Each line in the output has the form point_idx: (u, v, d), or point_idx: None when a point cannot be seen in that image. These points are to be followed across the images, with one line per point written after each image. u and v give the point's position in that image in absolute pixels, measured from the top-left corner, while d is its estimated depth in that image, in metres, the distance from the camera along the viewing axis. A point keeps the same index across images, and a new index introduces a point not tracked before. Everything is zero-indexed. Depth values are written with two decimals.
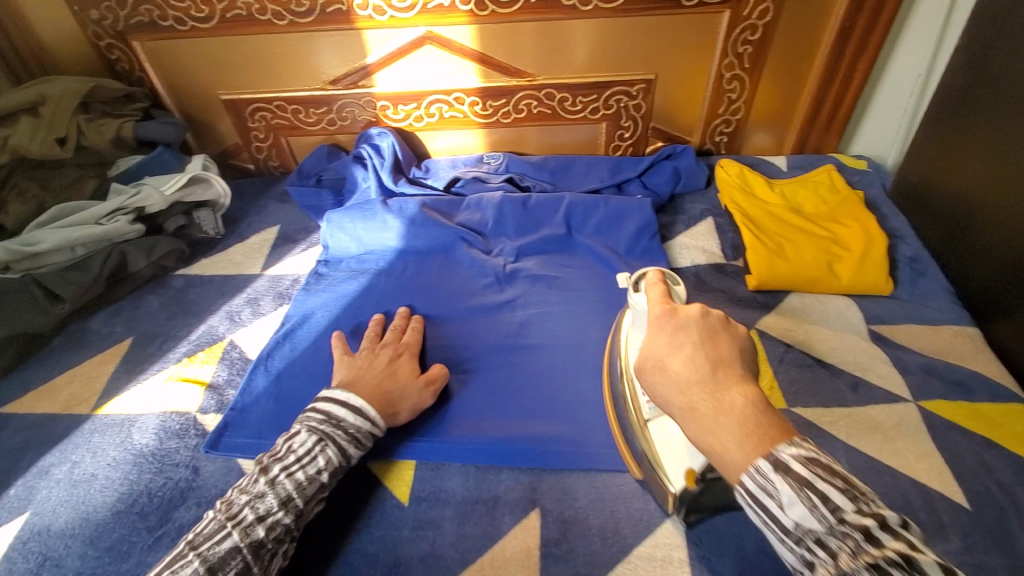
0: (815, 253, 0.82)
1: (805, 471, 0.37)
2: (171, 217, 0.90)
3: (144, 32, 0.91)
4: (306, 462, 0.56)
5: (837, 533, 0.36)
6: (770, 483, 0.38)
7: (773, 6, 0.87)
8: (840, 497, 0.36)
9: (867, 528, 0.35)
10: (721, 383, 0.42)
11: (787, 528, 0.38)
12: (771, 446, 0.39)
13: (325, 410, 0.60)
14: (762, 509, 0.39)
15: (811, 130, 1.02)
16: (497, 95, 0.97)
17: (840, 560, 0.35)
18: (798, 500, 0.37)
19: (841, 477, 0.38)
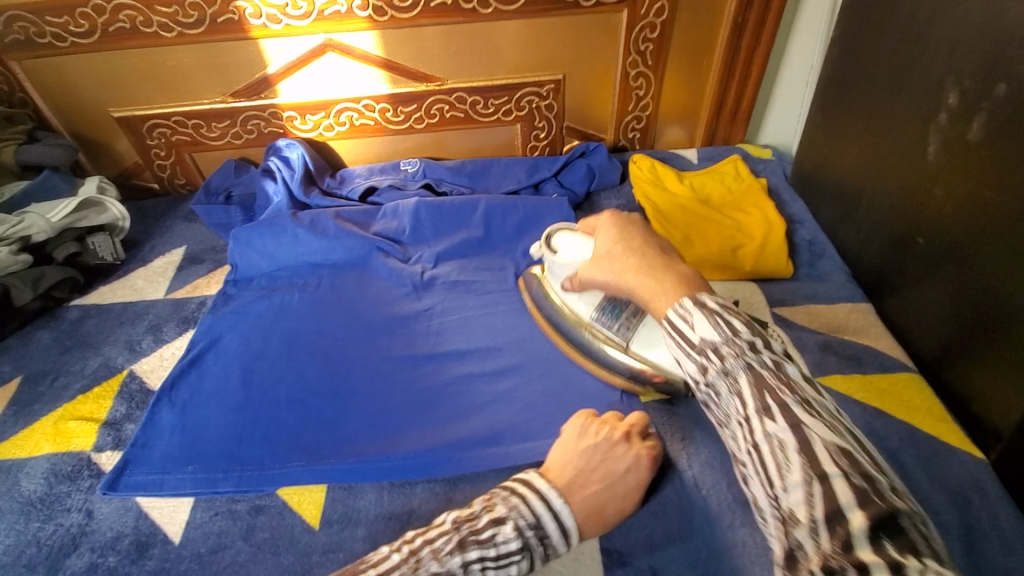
0: (719, 242, 0.85)
1: (716, 307, 0.48)
2: (61, 245, 0.84)
3: (20, 50, 0.85)
4: (501, 561, 0.49)
5: (732, 343, 0.45)
6: (689, 312, 0.48)
7: (668, 5, 0.90)
8: (741, 324, 0.46)
9: (755, 343, 0.45)
10: (672, 262, 0.55)
11: (694, 344, 0.47)
12: (693, 293, 0.50)
13: (538, 514, 0.51)
14: (676, 332, 0.49)
15: (718, 123, 1.06)
16: (407, 101, 0.96)
17: (727, 362, 0.45)
18: (709, 323, 0.47)
19: (744, 316, 0.48)
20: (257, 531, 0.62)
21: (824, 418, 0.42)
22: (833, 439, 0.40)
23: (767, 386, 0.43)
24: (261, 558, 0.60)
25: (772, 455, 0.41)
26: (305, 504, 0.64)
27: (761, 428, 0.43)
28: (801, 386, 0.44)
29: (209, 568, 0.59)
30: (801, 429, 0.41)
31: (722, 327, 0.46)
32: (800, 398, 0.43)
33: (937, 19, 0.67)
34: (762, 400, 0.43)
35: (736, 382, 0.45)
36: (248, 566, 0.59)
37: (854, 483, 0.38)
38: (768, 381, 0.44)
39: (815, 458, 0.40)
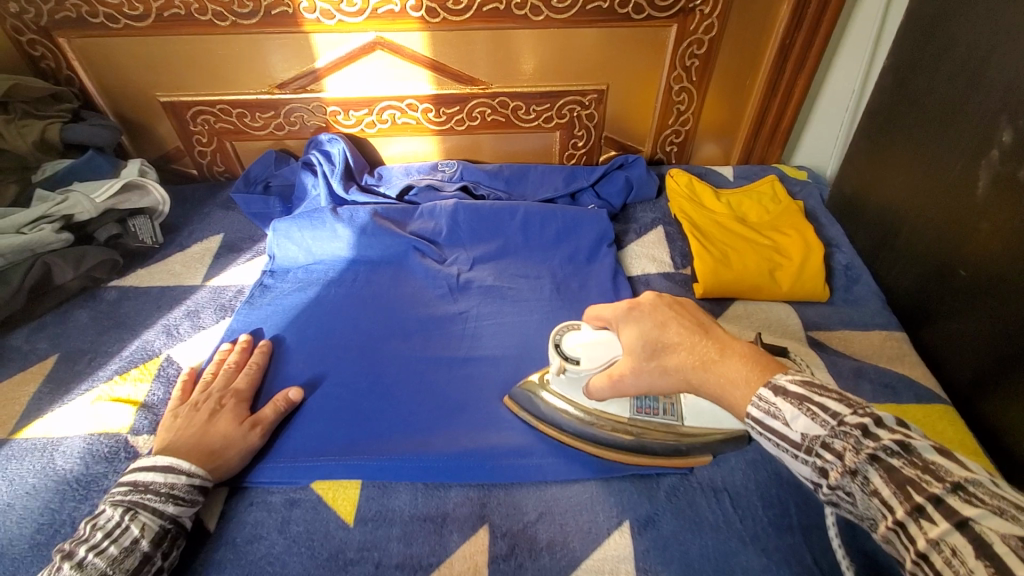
0: (757, 262, 0.85)
1: (802, 391, 0.44)
2: (103, 226, 0.85)
3: (71, 29, 0.85)
4: (119, 535, 0.54)
5: (841, 434, 0.41)
6: (774, 404, 0.44)
7: (717, 23, 0.90)
8: (837, 404, 0.42)
9: (863, 426, 0.40)
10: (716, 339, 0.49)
11: (798, 441, 0.43)
12: (769, 376, 0.46)
13: (132, 480, 0.58)
14: (771, 430, 0.44)
15: (756, 142, 1.06)
16: (450, 102, 0.96)
17: (845, 458, 0.40)
18: (800, 412, 0.43)
19: (835, 392, 0.44)
20: (292, 524, 0.62)
21: (986, 502, 0.34)
22: (1013, 531, 0.32)
23: (903, 477, 0.37)
24: (295, 551, 0.60)
25: (947, 566, 0.34)
26: (340, 499, 0.65)
27: (918, 533, 0.36)
28: (939, 464, 0.37)
29: (244, 558, 0.59)
30: (968, 526, 0.34)
31: (821, 416, 0.42)
32: (947, 482, 0.36)
33: (996, 55, 0.67)
34: (906, 497, 0.37)
35: (867, 480, 0.39)
36: (282, 558, 0.60)
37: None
38: (901, 471, 0.38)
39: (1001, 563, 0.32)
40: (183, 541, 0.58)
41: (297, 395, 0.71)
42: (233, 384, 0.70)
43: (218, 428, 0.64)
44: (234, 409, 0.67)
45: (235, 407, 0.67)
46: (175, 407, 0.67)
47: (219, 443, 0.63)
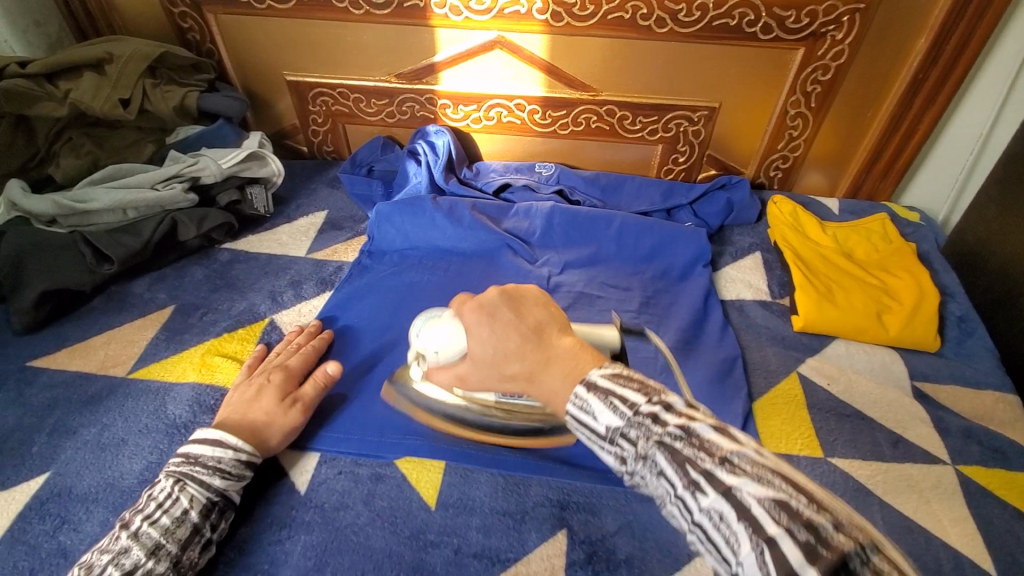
0: (865, 301, 0.81)
1: (610, 383, 0.41)
2: (225, 191, 0.90)
3: (219, 5, 0.90)
4: (169, 506, 0.55)
5: (635, 423, 0.39)
6: (585, 401, 0.41)
7: (848, 49, 0.87)
8: (635, 394, 0.40)
9: (655, 413, 0.38)
10: (549, 346, 0.45)
11: (602, 433, 0.40)
12: (583, 374, 0.43)
13: (183, 452, 0.59)
14: (581, 426, 0.41)
15: (868, 176, 1.01)
16: (558, 106, 0.97)
17: (638, 446, 0.38)
18: (606, 407, 0.40)
19: (638, 379, 0.41)
20: (377, 497, 0.64)
21: (749, 471, 0.34)
22: (764, 493, 0.33)
23: (683, 457, 0.36)
24: (379, 525, 0.62)
25: (716, 532, 0.34)
26: (423, 481, 0.66)
27: (694, 506, 0.35)
28: (715, 442, 0.36)
29: (331, 524, 0.61)
30: (733, 495, 0.33)
31: (620, 407, 0.39)
32: (717, 458, 0.35)
33: None
34: (686, 475, 0.35)
35: (654, 463, 0.37)
36: (366, 530, 0.61)
37: (800, 540, 0.30)
38: (681, 452, 0.36)
39: (757, 523, 0.32)
40: (231, 513, 0.59)
41: (335, 369, 0.70)
42: (286, 361, 0.71)
43: (261, 404, 0.64)
44: (279, 386, 0.67)
45: (280, 382, 0.67)
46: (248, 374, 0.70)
47: (279, 425, 0.64)
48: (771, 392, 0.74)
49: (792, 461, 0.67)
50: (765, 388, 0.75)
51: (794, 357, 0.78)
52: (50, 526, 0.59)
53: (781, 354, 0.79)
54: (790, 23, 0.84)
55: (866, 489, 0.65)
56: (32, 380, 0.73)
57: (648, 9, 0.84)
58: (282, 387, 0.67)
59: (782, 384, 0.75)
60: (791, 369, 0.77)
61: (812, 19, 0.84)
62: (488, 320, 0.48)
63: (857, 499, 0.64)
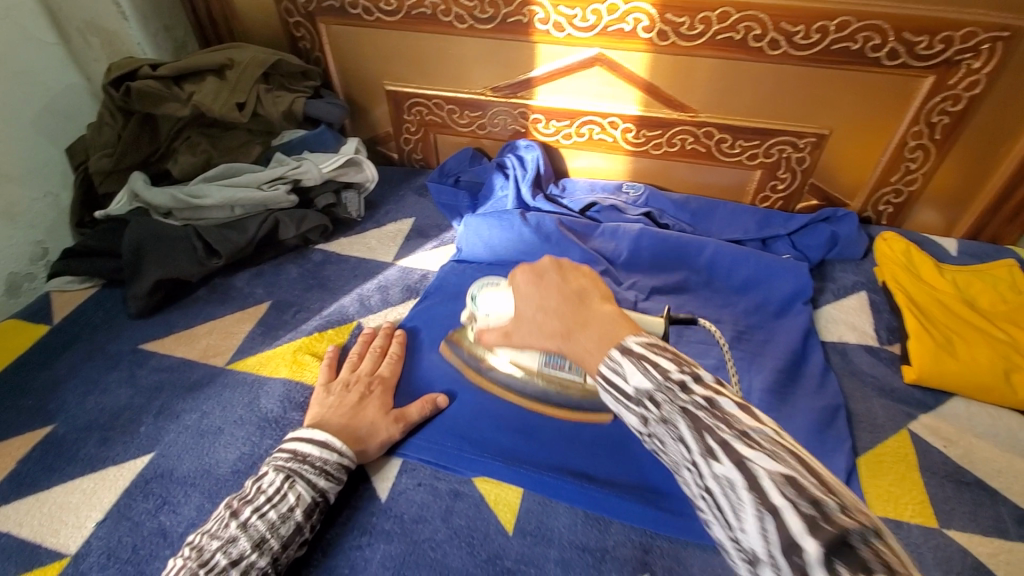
0: (990, 356, 0.73)
1: (644, 350, 0.40)
2: (322, 194, 0.94)
3: (332, 16, 0.94)
4: (277, 501, 0.56)
5: (662, 387, 0.37)
6: (617, 363, 0.40)
7: (985, 79, 0.79)
8: (667, 361, 0.38)
9: (683, 381, 0.37)
10: (588, 308, 0.46)
11: (629, 395, 0.39)
12: (621, 339, 0.42)
13: (292, 449, 0.60)
14: (610, 388, 0.41)
15: (993, 217, 0.92)
16: (653, 126, 0.94)
17: (663, 411, 0.37)
18: (637, 371, 0.39)
19: (673, 351, 0.40)
20: (455, 515, 0.63)
21: (765, 446, 0.33)
22: (780, 471, 0.32)
23: (702, 427, 0.35)
24: (456, 543, 0.61)
25: (724, 498, 0.34)
26: (501, 503, 0.64)
27: (707, 472, 0.35)
28: (737, 417, 0.35)
29: (409, 536, 0.61)
30: (745, 466, 0.33)
31: (650, 371, 0.38)
32: (736, 429, 0.34)
33: None
34: (703, 443, 0.35)
35: (674, 427, 0.37)
36: (443, 547, 0.60)
37: (803, 513, 0.30)
38: (701, 420, 0.35)
39: (762, 494, 0.32)
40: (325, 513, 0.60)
41: (444, 402, 0.71)
42: (380, 370, 0.72)
43: (366, 415, 0.66)
44: (382, 398, 0.69)
45: (383, 395, 0.69)
46: (327, 383, 0.70)
47: (366, 429, 0.65)
48: (877, 449, 0.68)
49: (902, 528, 0.61)
50: (871, 444, 0.69)
51: (905, 412, 0.72)
52: (153, 505, 0.63)
53: (889, 407, 0.72)
54: (920, 49, 0.78)
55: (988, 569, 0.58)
56: (142, 363, 0.78)
57: (762, 30, 0.80)
58: (386, 402, 0.69)
59: (891, 441, 0.69)
60: (900, 425, 0.71)
61: (946, 45, 0.77)
62: (537, 278, 0.50)
63: None
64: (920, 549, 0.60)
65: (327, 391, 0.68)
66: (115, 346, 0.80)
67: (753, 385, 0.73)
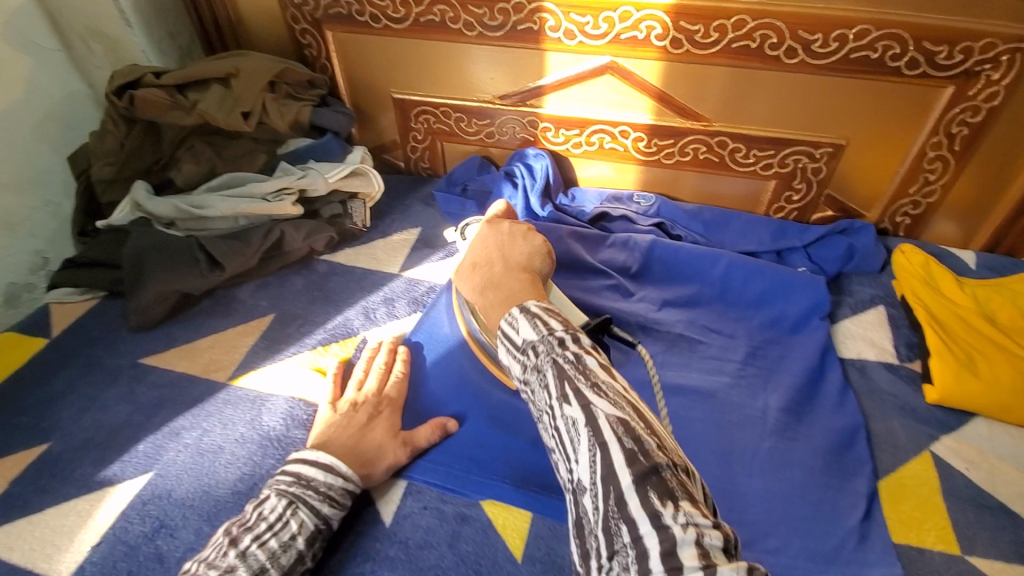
0: (1015, 376, 0.71)
1: (540, 311, 0.55)
2: (327, 205, 0.93)
3: (338, 23, 0.92)
4: (279, 529, 0.54)
5: (545, 340, 0.52)
6: (516, 318, 0.55)
7: (1004, 91, 0.77)
8: (557, 324, 0.53)
9: (563, 340, 0.51)
10: (512, 282, 0.64)
11: (518, 344, 0.54)
12: (524, 301, 0.58)
13: (296, 472, 0.58)
14: (507, 338, 0.56)
15: (1013, 229, 0.89)
16: (666, 135, 0.92)
17: (539, 359, 0.51)
18: (528, 326, 0.54)
19: (563, 319, 0.55)
20: (462, 540, 0.61)
21: (609, 397, 0.46)
22: (612, 413, 0.45)
23: (568, 377, 0.48)
24: (464, 570, 0.59)
25: (569, 432, 0.47)
26: (509, 528, 0.62)
27: (561, 412, 0.48)
28: (594, 372, 0.48)
29: (415, 562, 0.60)
30: (589, 410, 0.46)
31: (540, 328, 0.53)
32: (589, 382, 0.47)
33: None
34: (562, 388, 0.48)
35: (547, 377, 0.50)
36: (451, 574, 0.59)
37: (625, 447, 0.43)
38: (566, 371, 0.49)
39: (598, 432, 0.44)
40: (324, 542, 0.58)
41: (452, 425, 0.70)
42: (387, 390, 0.70)
43: (374, 435, 0.64)
44: (390, 418, 0.67)
45: (390, 416, 0.68)
46: (334, 402, 0.68)
47: (374, 451, 0.63)
48: (897, 473, 0.66)
49: (925, 557, 0.59)
50: (891, 466, 0.67)
51: (926, 434, 0.69)
52: (150, 528, 0.61)
53: (909, 428, 0.70)
54: (940, 59, 0.76)
55: None
56: (143, 377, 0.76)
57: (778, 39, 0.78)
58: (393, 423, 0.67)
59: (912, 463, 0.67)
60: (921, 447, 0.68)
61: (967, 56, 0.75)
62: (484, 265, 0.68)
63: None
64: None
65: (334, 410, 0.66)
66: (115, 360, 0.79)
67: (769, 405, 0.71)
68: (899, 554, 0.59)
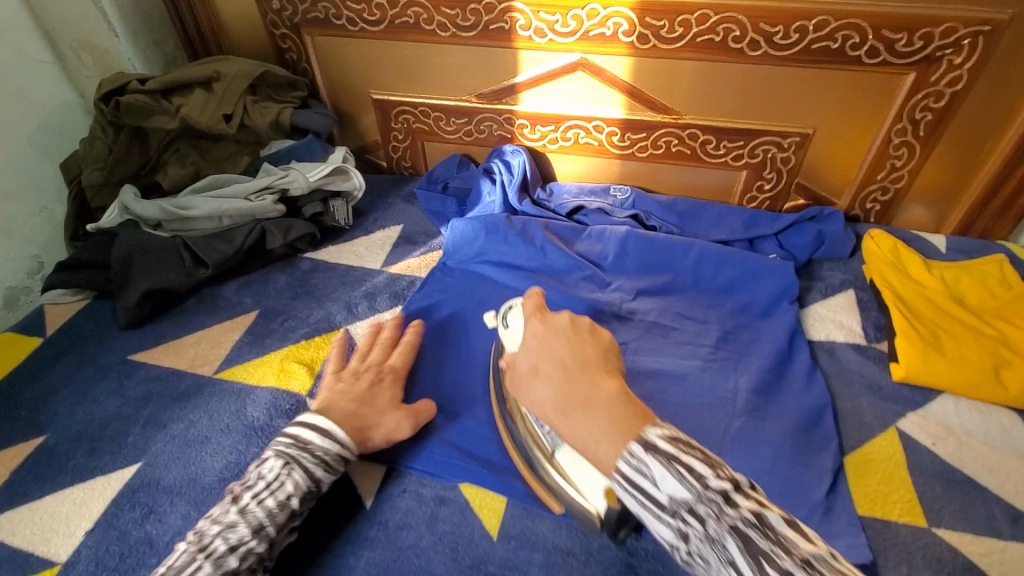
0: (979, 353, 0.73)
1: (670, 448, 0.42)
2: (309, 203, 0.95)
3: (317, 27, 0.95)
4: (275, 488, 0.55)
5: (703, 499, 0.39)
6: (642, 463, 0.42)
7: (967, 75, 0.79)
8: (702, 466, 0.40)
9: (725, 492, 0.39)
10: (594, 382, 0.49)
11: (663, 503, 0.41)
12: (642, 430, 0.44)
13: (294, 435, 0.59)
14: (638, 491, 0.42)
15: (981, 212, 0.91)
16: (638, 128, 0.95)
17: (708, 525, 0.39)
18: (667, 473, 0.41)
19: (697, 447, 0.42)
20: (439, 520, 0.63)
21: (825, 572, 0.35)
22: None
23: (757, 549, 0.37)
24: (440, 549, 0.61)
25: None
26: (485, 508, 0.64)
27: None
28: (787, 537, 0.37)
29: (393, 542, 0.61)
30: None
31: (687, 479, 0.40)
32: (795, 556, 0.36)
33: None
34: (757, 565, 0.37)
35: (724, 547, 0.38)
36: (427, 553, 0.60)
37: None
38: (754, 543, 0.37)
39: None
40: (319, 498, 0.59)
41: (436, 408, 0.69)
42: (390, 361, 0.71)
43: (377, 402, 0.65)
44: (392, 388, 0.68)
45: (392, 386, 0.68)
46: (338, 369, 0.68)
47: (371, 420, 0.63)
48: (864, 448, 0.68)
49: (891, 528, 0.61)
50: (859, 442, 0.68)
51: (892, 410, 0.71)
52: (139, 514, 0.63)
53: (876, 405, 0.72)
54: (899, 46, 0.78)
55: (978, 568, 0.57)
56: (131, 373, 0.78)
57: (741, 31, 0.81)
58: (395, 393, 0.68)
59: (879, 439, 0.69)
60: (887, 423, 0.70)
61: (926, 42, 0.77)
62: (546, 334, 0.55)
63: None
64: (909, 549, 0.59)
65: (337, 376, 0.67)
66: (105, 357, 0.81)
67: (739, 385, 0.73)
68: (864, 525, 0.61)
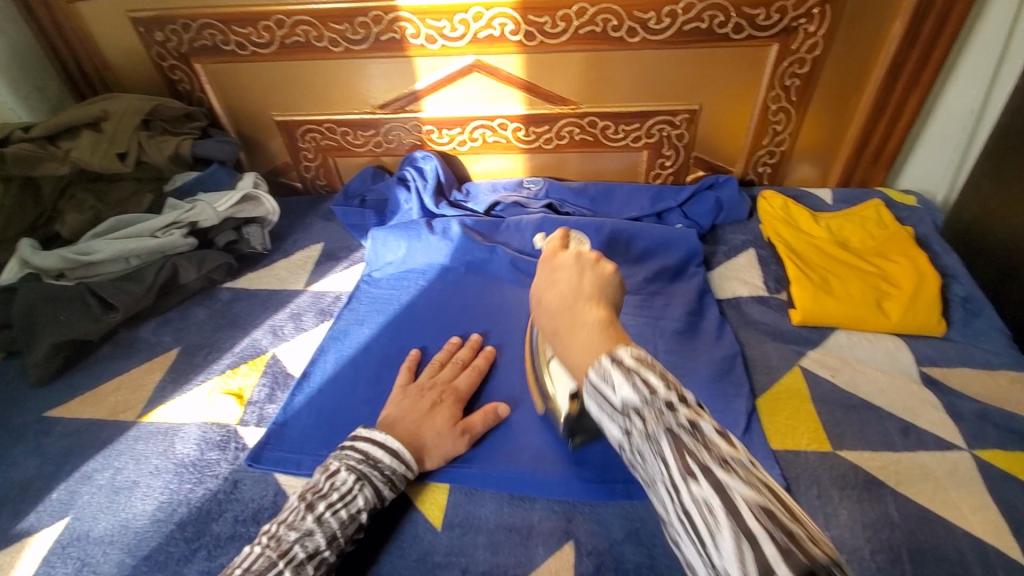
0: (862, 289, 0.81)
1: (632, 363, 0.45)
2: (222, 232, 0.93)
3: (206, 55, 0.94)
4: (348, 501, 0.56)
5: (650, 405, 0.42)
6: (608, 371, 0.45)
7: (822, 40, 0.87)
8: (657, 380, 0.43)
9: (671, 402, 0.42)
10: (578, 308, 0.53)
11: (616, 406, 0.45)
12: (614, 348, 0.47)
13: (364, 449, 0.59)
14: (599, 394, 0.46)
15: (858, 163, 1.00)
16: (540, 122, 0.98)
17: (649, 425, 0.43)
18: (626, 381, 0.44)
19: (659, 367, 0.45)
20: (382, 522, 0.63)
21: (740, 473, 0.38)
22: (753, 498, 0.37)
23: (686, 452, 0.40)
24: (386, 549, 0.61)
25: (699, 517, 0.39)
26: (427, 502, 0.65)
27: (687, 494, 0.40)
28: (714, 442, 0.40)
29: None
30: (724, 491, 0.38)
31: (639, 386, 0.43)
32: (716, 457, 0.39)
33: None
34: (684, 463, 0.40)
35: (657, 445, 0.42)
36: (373, 555, 0.60)
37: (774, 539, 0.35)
38: (682, 441, 0.41)
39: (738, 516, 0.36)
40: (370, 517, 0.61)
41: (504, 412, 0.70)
42: (455, 381, 0.71)
43: (435, 424, 0.65)
44: (453, 407, 0.67)
45: (453, 405, 0.68)
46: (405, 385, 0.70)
47: (430, 440, 0.64)
48: (773, 388, 0.73)
49: (800, 456, 0.66)
50: (768, 384, 0.74)
51: (795, 351, 0.77)
52: (72, 568, 0.61)
53: (781, 349, 0.78)
54: (759, 20, 0.85)
55: (879, 481, 0.63)
56: (49, 430, 0.75)
57: (618, 21, 0.86)
58: (456, 411, 0.67)
59: (786, 379, 0.74)
60: (792, 362, 0.76)
61: (782, 14, 0.85)
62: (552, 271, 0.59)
63: (871, 492, 0.62)
64: (818, 472, 0.65)
65: (405, 393, 0.68)
66: (18, 419, 0.77)
67: (658, 350, 0.77)
68: (778, 458, 0.66)
